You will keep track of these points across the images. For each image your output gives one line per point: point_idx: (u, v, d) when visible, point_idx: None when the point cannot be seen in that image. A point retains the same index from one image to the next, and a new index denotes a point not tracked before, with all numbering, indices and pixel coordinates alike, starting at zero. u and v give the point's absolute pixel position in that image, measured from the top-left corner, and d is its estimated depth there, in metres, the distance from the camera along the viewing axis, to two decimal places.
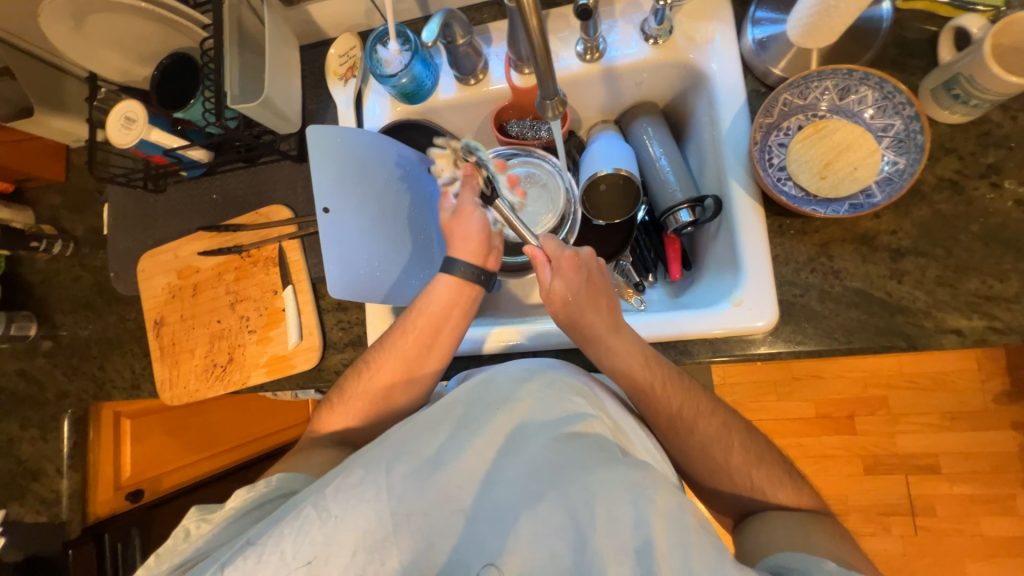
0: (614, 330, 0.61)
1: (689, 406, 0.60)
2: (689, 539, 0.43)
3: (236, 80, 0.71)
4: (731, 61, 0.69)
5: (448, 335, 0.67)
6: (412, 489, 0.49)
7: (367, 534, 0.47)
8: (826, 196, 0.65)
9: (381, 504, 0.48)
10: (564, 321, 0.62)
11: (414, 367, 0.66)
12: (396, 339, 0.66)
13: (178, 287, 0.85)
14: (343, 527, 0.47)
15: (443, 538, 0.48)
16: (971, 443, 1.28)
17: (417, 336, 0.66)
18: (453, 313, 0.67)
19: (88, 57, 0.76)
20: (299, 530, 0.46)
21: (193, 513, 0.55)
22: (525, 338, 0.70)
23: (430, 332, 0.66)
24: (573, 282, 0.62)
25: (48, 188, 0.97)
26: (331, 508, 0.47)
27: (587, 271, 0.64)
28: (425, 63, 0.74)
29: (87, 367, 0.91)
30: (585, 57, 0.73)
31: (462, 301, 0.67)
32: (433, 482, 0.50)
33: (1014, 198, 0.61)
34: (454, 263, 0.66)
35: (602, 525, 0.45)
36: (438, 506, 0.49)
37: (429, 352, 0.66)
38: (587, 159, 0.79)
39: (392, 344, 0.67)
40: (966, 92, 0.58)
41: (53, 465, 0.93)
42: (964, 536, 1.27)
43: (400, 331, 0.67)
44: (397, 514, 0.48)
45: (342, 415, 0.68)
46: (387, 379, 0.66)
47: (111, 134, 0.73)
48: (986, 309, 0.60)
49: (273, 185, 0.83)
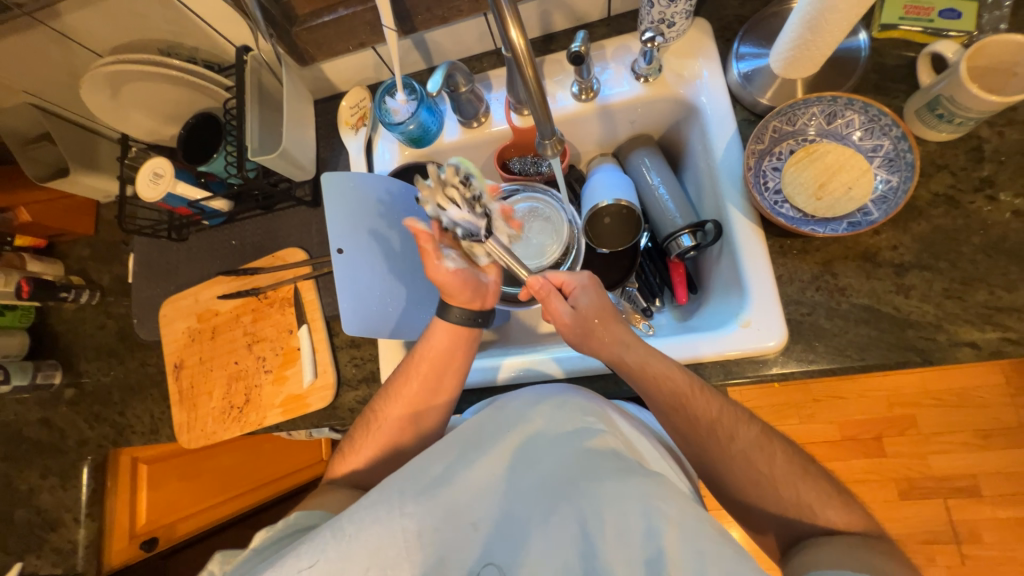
0: (640, 341, 0.63)
1: (704, 428, 0.59)
2: (702, 547, 0.42)
3: (256, 134, 0.76)
4: (719, 93, 0.72)
5: (450, 376, 0.68)
6: (426, 507, 0.49)
7: (381, 551, 0.47)
8: (823, 216, 0.67)
9: (393, 522, 0.48)
10: (596, 336, 0.63)
11: (419, 407, 0.67)
12: (399, 383, 0.67)
13: (197, 330, 0.88)
14: (357, 546, 0.46)
15: (455, 551, 0.48)
16: (1009, 462, 1.22)
17: (421, 379, 0.67)
18: (453, 354, 0.68)
19: (121, 120, 0.82)
20: (316, 549, 0.46)
21: (216, 556, 0.54)
22: (534, 368, 0.70)
23: (433, 372, 0.67)
24: (595, 296, 0.65)
25: (78, 242, 1.02)
26: (346, 526, 0.47)
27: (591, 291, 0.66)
28: (430, 111, 0.79)
29: (107, 413, 0.93)
30: (580, 97, 0.77)
31: (460, 340, 0.68)
32: (443, 500, 0.50)
33: (1012, 209, 0.62)
34: (449, 310, 0.68)
35: (611, 533, 0.46)
36: (451, 521, 0.49)
37: (435, 391, 0.67)
38: (587, 190, 0.82)
39: (396, 389, 0.68)
40: (949, 112, 0.60)
41: (71, 514, 0.94)
42: (1015, 564, 1.19)
43: (403, 375, 0.68)
44: (408, 531, 0.48)
45: (354, 451, 0.68)
46: (397, 421, 0.67)
47: (141, 189, 0.78)
48: (998, 320, 0.60)
49: (289, 230, 0.87)
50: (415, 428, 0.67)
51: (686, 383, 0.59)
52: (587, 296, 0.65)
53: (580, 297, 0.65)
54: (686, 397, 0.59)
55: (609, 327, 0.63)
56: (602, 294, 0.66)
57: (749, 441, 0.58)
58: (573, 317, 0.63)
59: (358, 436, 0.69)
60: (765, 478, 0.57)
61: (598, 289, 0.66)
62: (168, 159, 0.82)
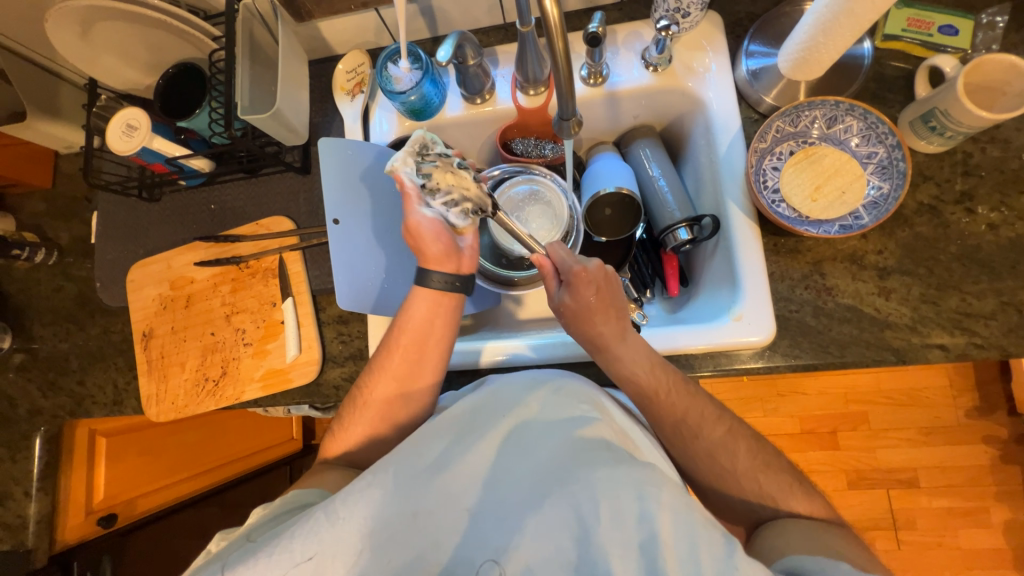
0: (621, 343, 0.62)
1: (695, 415, 0.61)
2: (695, 531, 0.42)
3: (246, 91, 0.71)
4: (726, 89, 0.73)
5: (433, 348, 0.66)
6: (419, 490, 0.48)
7: (373, 534, 0.46)
8: (817, 217, 0.69)
9: (386, 506, 0.47)
10: (571, 328, 0.66)
11: (404, 378, 0.65)
12: (383, 357, 0.65)
13: (170, 297, 0.83)
14: (350, 527, 0.45)
15: (446, 536, 0.47)
16: (946, 457, 1.33)
17: (403, 353, 0.65)
18: (436, 324, 0.66)
19: (91, 64, 0.75)
20: (308, 532, 0.44)
21: (215, 535, 0.52)
22: (533, 351, 0.70)
23: (416, 345, 0.65)
24: (584, 298, 0.63)
25: (32, 195, 0.93)
26: (339, 509, 0.46)
27: (597, 285, 0.63)
28: (433, 82, 0.76)
29: (65, 381, 0.86)
30: (589, 81, 0.76)
31: (439, 311, 0.66)
32: (437, 484, 0.49)
33: (987, 222, 0.66)
34: (428, 275, 0.65)
35: (606, 518, 0.44)
36: (443, 506, 0.48)
37: (416, 363, 0.65)
38: (589, 177, 0.82)
39: (379, 363, 0.65)
40: (942, 125, 0.63)
41: (20, 487, 0.88)
42: (943, 549, 1.30)
43: (383, 348, 0.66)
44: (402, 515, 0.47)
45: (344, 429, 0.66)
46: (385, 392, 0.65)
47: (112, 141, 0.72)
48: (966, 325, 0.64)
49: (275, 197, 0.82)
50: (405, 406, 0.65)
51: (656, 384, 0.61)
52: (575, 292, 0.64)
53: (570, 290, 0.64)
54: (652, 398, 0.61)
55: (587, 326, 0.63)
56: (599, 290, 0.64)
57: (740, 428, 0.60)
58: (557, 305, 0.66)
59: (348, 413, 0.67)
60: (750, 466, 0.59)
61: (591, 284, 0.63)
62: (144, 110, 0.75)
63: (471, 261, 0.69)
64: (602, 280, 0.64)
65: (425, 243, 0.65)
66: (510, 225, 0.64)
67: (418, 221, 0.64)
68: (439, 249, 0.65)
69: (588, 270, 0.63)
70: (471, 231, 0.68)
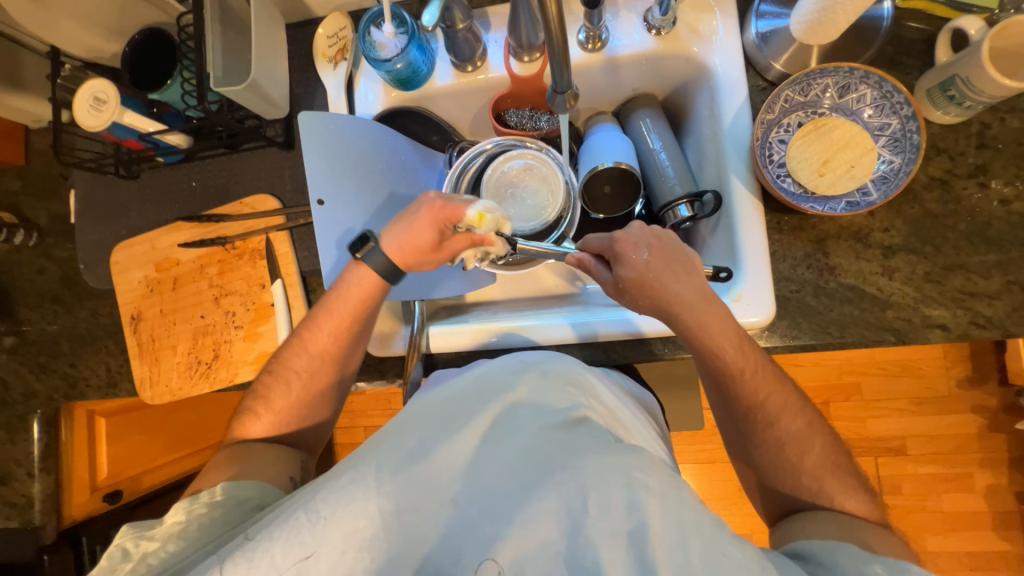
0: (701, 302, 0.58)
1: None
2: (683, 515, 0.41)
3: (218, 60, 0.67)
4: (734, 54, 0.68)
5: (361, 325, 0.66)
6: (400, 484, 0.45)
7: (357, 533, 0.43)
8: (823, 193, 0.66)
9: (372, 501, 0.44)
10: (641, 303, 0.61)
11: (326, 349, 0.65)
12: (309, 329, 0.65)
13: (156, 280, 0.81)
14: (333, 528, 0.42)
15: (431, 530, 0.44)
16: (935, 426, 1.35)
17: (333, 330, 0.65)
18: (368, 301, 0.65)
19: (51, 32, 0.70)
20: (289, 533, 0.42)
21: (125, 530, 0.49)
22: (564, 329, 0.69)
23: (346, 319, 0.65)
24: (640, 261, 0.59)
25: (4, 172, 0.89)
26: (321, 508, 0.43)
27: (648, 245, 0.60)
28: (421, 49, 0.71)
29: (57, 364, 0.86)
30: (586, 46, 0.71)
31: (377, 292, 0.65)
32: (418, 477, 0.45)
33: (999, 198, 0.63)
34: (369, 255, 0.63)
35: (594, 509, 0.42)
36: (427, 498, 0.45)
37: (347, 344, 0.66)
38: (586, 150, 0.78)
39: (305, 337, 0.66)
40: (961, 94, 0.59)
41: (22, 468, 0.87)
42: (926, 512, 1.35)
43: (310, 322, 0.66)
44: (387, 512, 0.44)
45: (265, 402, 0.65)
46: (301, 362, 0.65)
47: (80, 116, 0.67)
48: (969, 305, 0.63)
49: (258, 174, 0.79)
50: (322, 381, 0.66)
51: (743, 362, 0.58)
52: (629, 260, 0.59)
53: (619, 261, 0.60)
54: (736, 377, 0.58)
55: (653, 296, 0.59)
56: (652, 249, 0.60)
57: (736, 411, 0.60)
58: (617, 286, 0.61)
59: (263, 380, 0.66)
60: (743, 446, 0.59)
61: (641, 247, 0.60)
62: (111, 81, 0.71)
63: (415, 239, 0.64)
64: (654, 239, 0.61)
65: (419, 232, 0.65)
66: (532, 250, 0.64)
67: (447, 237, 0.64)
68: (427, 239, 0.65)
69: (636, 235, 0.60)
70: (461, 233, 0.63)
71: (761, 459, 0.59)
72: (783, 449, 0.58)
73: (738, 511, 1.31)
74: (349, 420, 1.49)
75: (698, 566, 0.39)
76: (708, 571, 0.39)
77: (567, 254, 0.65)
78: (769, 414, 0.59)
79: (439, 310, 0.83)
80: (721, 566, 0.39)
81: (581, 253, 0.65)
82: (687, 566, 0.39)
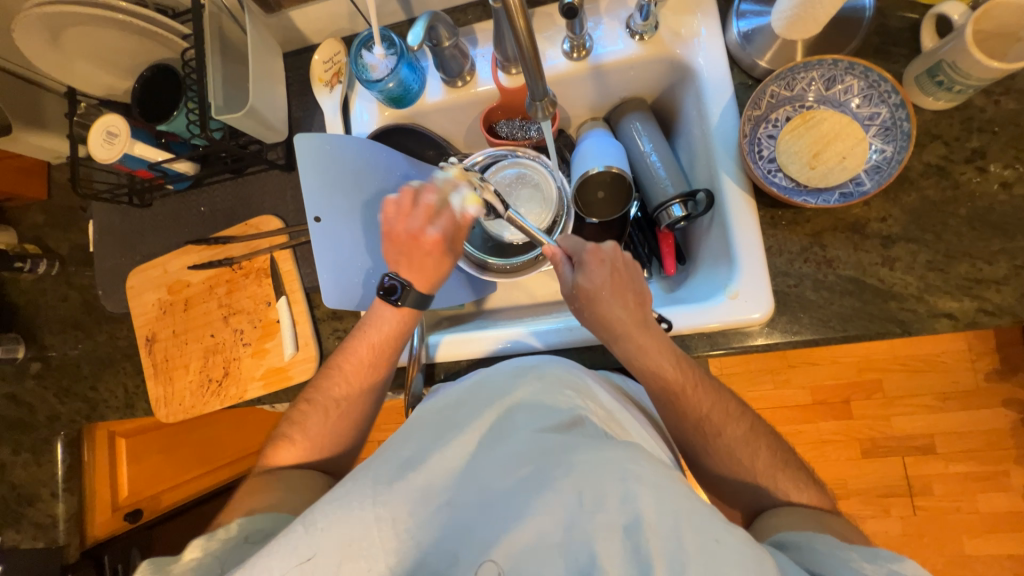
0: (638, 329, 0.59)
1: (691, 405, 0.59)
2: (677, 508, 0.40)
3: (219, 90, 0.70)
4: (717, 54, 0.69)
5: (388, 354, 0.67)
6: (395, 492, 0.44)
7: (355, 543, 0.41)
8: (816, 186, 0.65)
9: (369, 512, 0.42)
10: (584, 314, 0.63)
11: (361, 377, 0.66)
12: (342, 357, 0.67)
13: (169, 302, 0.84)
14: (331, 539, 0.41)
15: (428, 535, 0.43)
16: (964, 422, 1.30)
17: (366, 355, 0.66)
18: (393, 334, 0.66)
19: (67, 73, 0.74)
20: (287, 547, 0.41)
21: (145, 566, 0.46)
22: (532, 340, 0.70)
23: (376, 351, 0.66)
24: (596, 276, 0.61)
25: (30, 207, 0.95)
26: (319, 520, 0.42)
27: (613, 265, 0.62)
28: (411, 67, 0.73)
29: (78, 387, 0.89)
30: (571, 55, 0.73)
31: (407, 324, 0.67)
32: (411, 483, 0.44)
33: (1000, 181, 0.62)
34: (393, 294, 0.65)
35: (588, 503, 0.42)
36: (422, 502, 0.44)
37: (376, 372, 0.67)
38: (577, 157, 0.79)
39: (336, 365, 0.67)
40: (949, 79, 0.59)
41: (47, 489, 0.91)
42: (961, 514, 1.29)
43: (341, 351, 0.68)
44: (385, 521, 0.42)
45: (302, 429, 0.66)
46: (340, 390, 0.66)
47: (94, 150, 0.72)
48: (977, 292, 0.61)
49: (262, 196, 0.82)
50: (350, 408, 0.67)
51: (683, 380, 0.59)
52: (586, 273, 0.61)
53: (582, 270, 0.62)
54: (680, 395, 0.59)
55: (602, 312, 0.60)
56: (610, 269, 0.62)
57: (732, 413, 0.59)
58: (570, 291, 0.63)
59: (296, 409, 0.67)
60: (746, 446, 0.58)
61: (605, 264, 0.62)
62: (123, 116, 0.75)
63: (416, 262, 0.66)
64: (621, 262, 0.63)
65: (420, 240, 0.65)
66: (520, 223, 0.64)
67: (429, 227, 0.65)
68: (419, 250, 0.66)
69: (606, 251, 0.63)
70: (452, 218, 0.65)
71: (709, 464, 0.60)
72: (733, 453, 0.58)
73: None
74: None
75: (694, 557, 0.38)
76: (704, 561, 0.38)
77: (545, 243, 0.65)
78: (712, 423, 0.59)
79: (440, 320, 0.84)
80: (717, 555, 0.38)
81: (556, 248, 0.65)
82: (683, 559, 0.38)
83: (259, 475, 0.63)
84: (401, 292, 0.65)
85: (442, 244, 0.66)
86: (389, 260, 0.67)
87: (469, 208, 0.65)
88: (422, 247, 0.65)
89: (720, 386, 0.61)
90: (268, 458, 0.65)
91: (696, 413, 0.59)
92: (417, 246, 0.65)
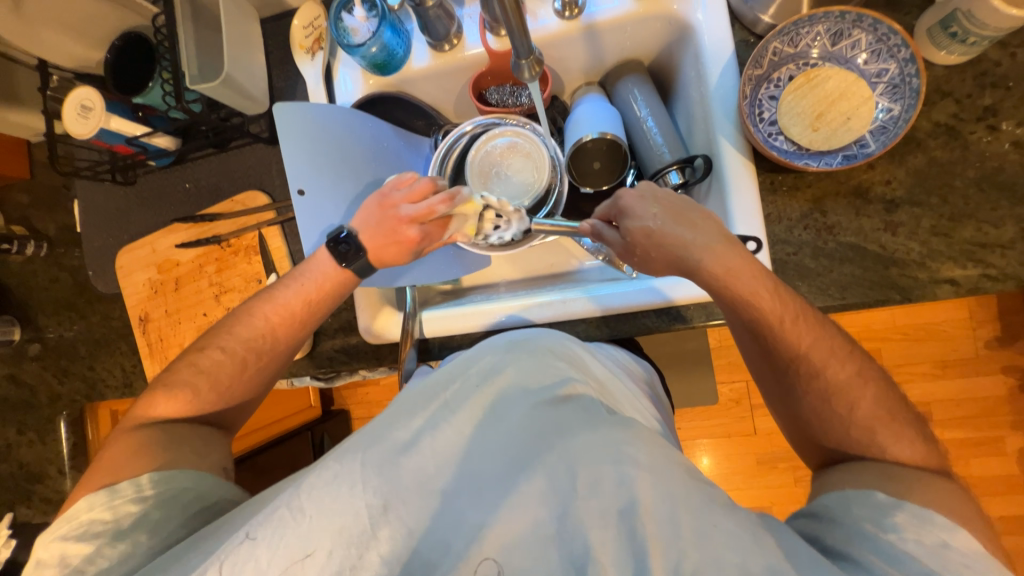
0: (725, 247, 0.53)
1: (794, 353, 0.53)
2: (673, 493, 0.40)
3: (193, 59, 0.69)
4: (718, 10, 0.65)
5: (322, 304, 0.65)
6: (385, 477, 0.43)
7: (343, 530, 0.41)
8: (818, 149, 0.63)
9: (358, 497, 0.42)
10: (648, 260, 0.58)
11: (285, 326, 0.63)
12: (264, 298, 0.64)
13: (159, 281, 0.83)
14: (318, 525, 0.41)
15: (418, 521, 0.42)
16: (961, 390, 1.30)
17: (303, 300, 0.64)
18: (329, 286, 0.64)
19: (34, 43, 0.71)
20: (273, 533, 0.41)
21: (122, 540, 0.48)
22: (520, 316, 0.69)
23: (303, 304, 0.64)
24: (645, 214, 0.56)
25: (14, 186, 0.93)
26: (305, 506, 0.42)
27: (659, 198, 0.57)
28: (394, 30, 0.69)
29: (76, 368, 0.89)
30: (563, 14, 0.69)
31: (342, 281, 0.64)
32: (404, 467, 0.44)
33: (1012, 140, 0.59)
34: (340, 253, 0.62)
35: (582, 486, 0.41)
36: (415, 488, 0.43)
37: (305, 326, 0.65)
38: (572, 124, 0.76)
39: (261, 308, 0.63)
40: (964, 30, 0.55)
41: (55, 466, 0.93)
42: None
43: (269, 298, 0.64)
44: (373, 507, 0.42)
45: (211, 377, 0.61)
46: (257, 337, 0.62)
47: (70, 125, 0.69)
48: (981, 257, 0.59)
49: (247, 170, 0.80)
50: (263, 359, 0.63)
51: (779, 311, 0.53)
52: (632, 216, 0.57)
53: (626, 218, 0.57)
54: (774, 327, 0.53)
55: (670, 247, 0.55)
56: (657, 202, 0.56)
57: (836, 351, 0.53)
58: (625, 248, 0.59)
59: (205, 353, 0.61)
60: None
61: (647, 200, 0.57)
62: (98, 89, 0.73)
63: (378, 248, 0.63)
64: (665, 193, 0.57)
65: (402, 230, 0.62)
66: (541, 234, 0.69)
67: (413, 222, 0.62)
68: (394, 241, 0.63)
69: (642, 188, 0.57)
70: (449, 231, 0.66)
71: (803, 407, 0.54)
72: (825, 396, 0.52)
73: (757, 484, 1.28)
74: (366, 410, 1.52)
75: (690, 542, 0.38)
76: (698, 544, 0.38)
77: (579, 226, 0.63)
78: (810, 360, 0.53)
79: (435, 295, 0.83)
80: (711, 538, 0.38)
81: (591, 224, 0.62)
82: (678, 544, 0.38)
83: (149, 428, 0.57)
84: (352, 255, 0.62)
85: (418, 244, 0.63)
86: (360, 216, 0.64)
87: (461, 232, 0.68)
88: (399, 239, 0.62)
89: (824, 322, 0.54)
90: (155, 409, 0.59)
91: (792, 348, 0.53)
92: (397, 240, 0.62)
